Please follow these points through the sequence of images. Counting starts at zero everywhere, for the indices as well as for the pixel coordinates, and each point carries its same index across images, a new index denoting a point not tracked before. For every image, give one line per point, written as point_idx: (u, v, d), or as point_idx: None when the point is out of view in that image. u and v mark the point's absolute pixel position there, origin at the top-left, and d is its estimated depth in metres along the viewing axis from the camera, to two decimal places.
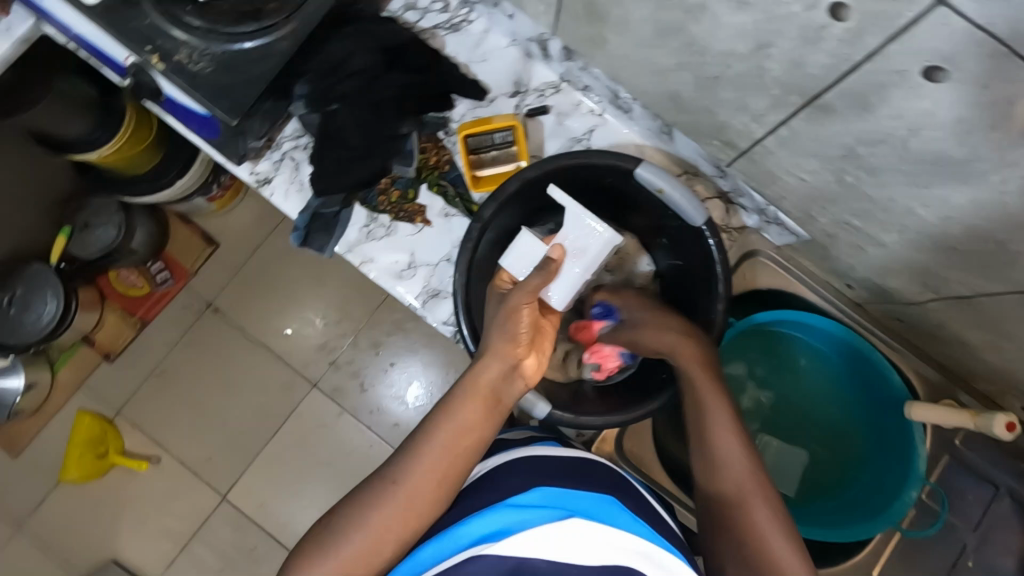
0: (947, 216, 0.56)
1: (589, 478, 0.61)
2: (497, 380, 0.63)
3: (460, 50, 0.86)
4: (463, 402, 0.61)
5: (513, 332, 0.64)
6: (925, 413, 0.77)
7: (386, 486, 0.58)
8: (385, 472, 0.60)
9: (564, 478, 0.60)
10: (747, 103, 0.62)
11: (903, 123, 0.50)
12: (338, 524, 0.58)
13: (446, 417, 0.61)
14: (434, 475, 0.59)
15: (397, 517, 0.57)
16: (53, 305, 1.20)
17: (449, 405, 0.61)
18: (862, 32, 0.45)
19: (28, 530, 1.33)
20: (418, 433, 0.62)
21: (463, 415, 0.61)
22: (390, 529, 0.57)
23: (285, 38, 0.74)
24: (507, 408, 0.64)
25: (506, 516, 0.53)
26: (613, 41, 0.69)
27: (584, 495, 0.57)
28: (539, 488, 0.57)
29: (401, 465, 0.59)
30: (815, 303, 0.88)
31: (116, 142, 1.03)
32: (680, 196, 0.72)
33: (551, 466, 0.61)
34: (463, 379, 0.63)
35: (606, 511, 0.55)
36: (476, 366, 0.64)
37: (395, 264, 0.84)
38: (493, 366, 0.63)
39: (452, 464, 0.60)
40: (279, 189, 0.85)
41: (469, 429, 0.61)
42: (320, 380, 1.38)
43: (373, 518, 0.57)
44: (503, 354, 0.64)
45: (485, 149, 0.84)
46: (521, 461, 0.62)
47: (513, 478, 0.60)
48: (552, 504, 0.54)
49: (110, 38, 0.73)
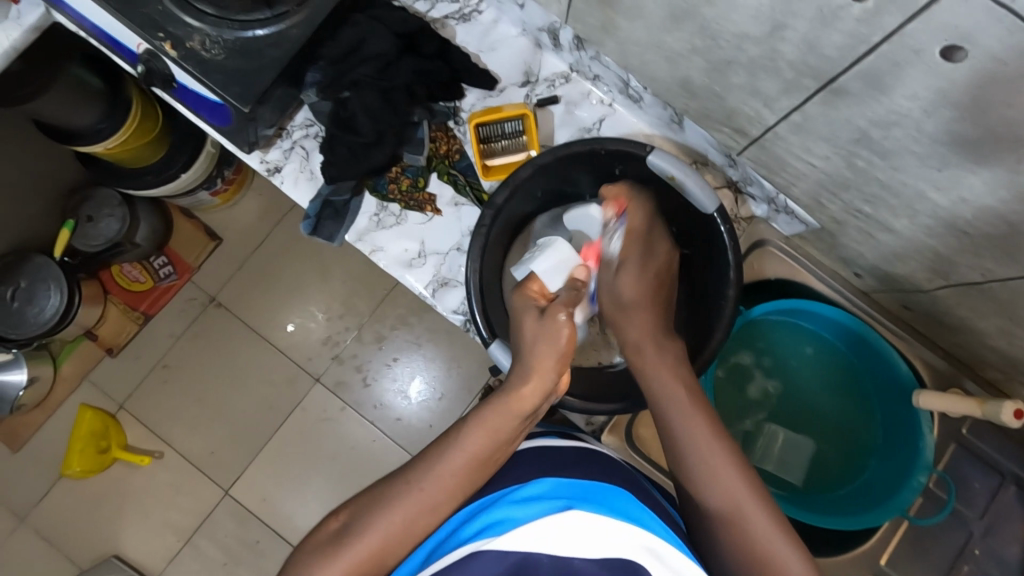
0: (959, 199, 0.56)
1: (595, 468, 0.61)
2: (536, 398, 0.61)
3: (470, 39, 0.86)
4: (498, 416, 0.60)
5: (555, 352, 0.62)
6: (933, 401, 0.78)
7: (407, 489, 0.58)
8: (405, 473, 0.60)
9: (569, 468, 0.60)
10: (760, 87, 0.62)
11: (918, 103, 0.51)
12: (352, 524, 0.57)
13: (479, 427, 0.60)
14: (459, 481, 0.59)
15: (416, 522, 0.57)
16: (57, 297, 1.20)
17: (484, 418, 0.60)
18: (880, 12, 0.45)
19: (32, 524, 1.33)
20: (445, 438, 0.61)
21: (494, 427, 0.60)
22: (409, 531, 0.57)
23: (297, 25, 0.74)
24: (534, 418, 0.64)
25: (507, 510, 0.53)
26: (624, 27, 0.70)
27: (588, 487, 0.56)
28: (538, 480, 0.57)
29: (425, 469, 0.59)
30: (820, 292, 0.89)
31: (122, 133, 1.04)
32: (693, 183, 0.72)
33: (558, 459, 0.62)
34: (503, 393, 0.61)
35: (606, 500, 0.55)
36: (515, 380, 0.62)
37: (405, 252, 0.84)
38: (531, 385, 0.61)
39: (477, 472, 0.60)
40: (289, 177, 0.85)
41: (501, 443, 0.61)
42: (323, 375, 1.38)
43: (392, 520, 0.57)
44: (544, 374, 0.61)
45: (495, 138, 0.84)
46: (535, 457, 0.63)
47: (519, 469, 0.61)
48: (553, 497, 0.54)
49: (121, 25, 0.73)
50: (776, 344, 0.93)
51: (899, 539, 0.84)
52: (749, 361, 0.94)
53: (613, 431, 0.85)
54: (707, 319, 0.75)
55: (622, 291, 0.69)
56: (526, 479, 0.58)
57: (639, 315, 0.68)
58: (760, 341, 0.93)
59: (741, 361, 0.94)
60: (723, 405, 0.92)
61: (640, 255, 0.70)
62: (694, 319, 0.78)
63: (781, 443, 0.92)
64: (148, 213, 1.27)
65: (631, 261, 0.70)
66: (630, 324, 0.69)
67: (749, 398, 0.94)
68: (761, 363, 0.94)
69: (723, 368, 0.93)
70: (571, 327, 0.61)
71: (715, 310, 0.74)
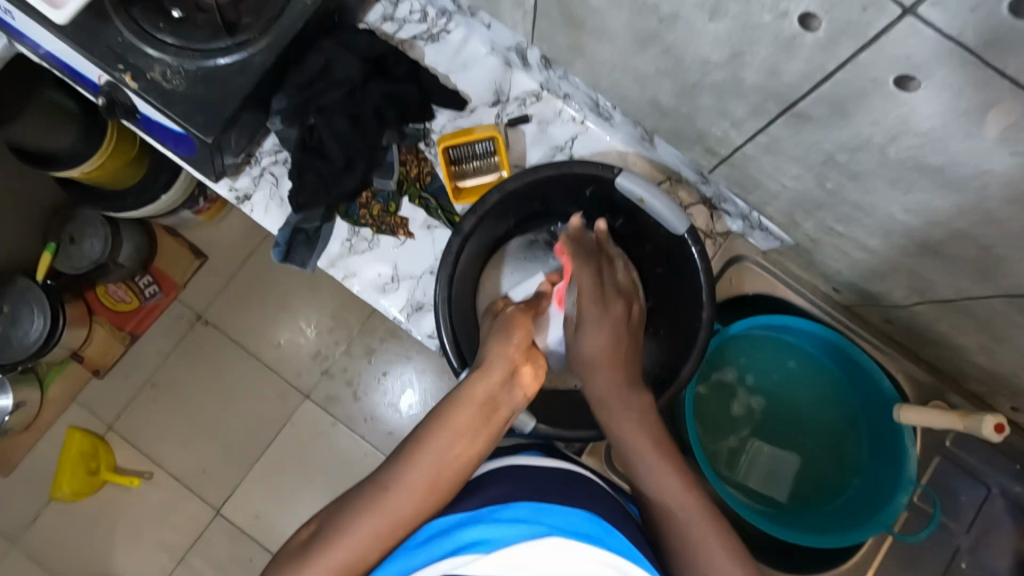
0: (929, 219, 0.56)
1: (579, 494, 0.59)
2: (495, 390, 0.62)
3: (440, 60, 0.85)
4: (457, 411, 0.60)
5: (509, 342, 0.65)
6: (913, 415, 0.77)
7: (374, 497, 0.57)
8: (376, 480, 0.58)
9: (553, 492, 0.58)
10: (726, 110, 0.61)
11: (881, 130, 0.50)
12: (324, 532, 0.56)
13: (439, 425, 0.60)
14: (423, 483, 0.57)
15: (383, 527, 0.55)
16: (40, 321, 1.18)
17: (443, 412, 0.60)
18: (834, 41, 0.45)
19: (23, 547, 1.32)
20: (410, 442, 0.60)
21: (457, 418, 0.60)
22: (375, 539, 0.55)
23: (260, 53, 0.73)
24: (506, 418, 0.63)
25: (482, 530, 0.51)
26: (591, 49, 0.69)
27: (566, 511, 0.54)
28: (521, 503, 0.54)
29: (390, 474, 0.58)
30: (802, 306, 0.88)
31: (98, 158, 1.01)
32: (663, 206, 0.72)
33: (540, 480, 0.60)
34: (463, 385, 0.62)
35: (589, 525, 0.53)
36: (476, 374, 0.63)
37: (379, 277, 0.83)
38: (494, 374, 0.63)
39: (442, 474, 0.58)
40: (259, 205, 0.84)
41: (461, 438, 0.59)
42: (314, 390, 1.37)
43: (363, 523, 0.55)
44: (501, 364, 0.63)
45: (467, 159, 0.83)
46: (515, 475, 0.61)
47: (497, 486, 0.59)
48: (530, 519, 0.52)
49: (81, 57, 0.72)
50: (758, 359, 0.92)
51: (885, 554, 0.83)
52: (731, 378, 0.93)
53: (594, 453, 0.84)
54: (684, 341, 0.75)
55: (583, 349, 0.68)
56: (508, 498, 0.55)
57: (607, 368, 0.67)
58: (741, 356, 0.92)
59: (724, 377, 0.93)
60: (705, 421, 0.92)
61: (596, 312, 0.69)
62: (673, 340, 0.78)
63: (764, 460, 0.91)
64: (131, 234, 1.26)
65: (600, 322, 0.69)
66: (592, 381, 0.68)
67: (732, 415, 0.93)
68: (744, 380, 0.93)
69: (704, 385, 0.92)
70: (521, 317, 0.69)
71: (691, 333, 0.74)
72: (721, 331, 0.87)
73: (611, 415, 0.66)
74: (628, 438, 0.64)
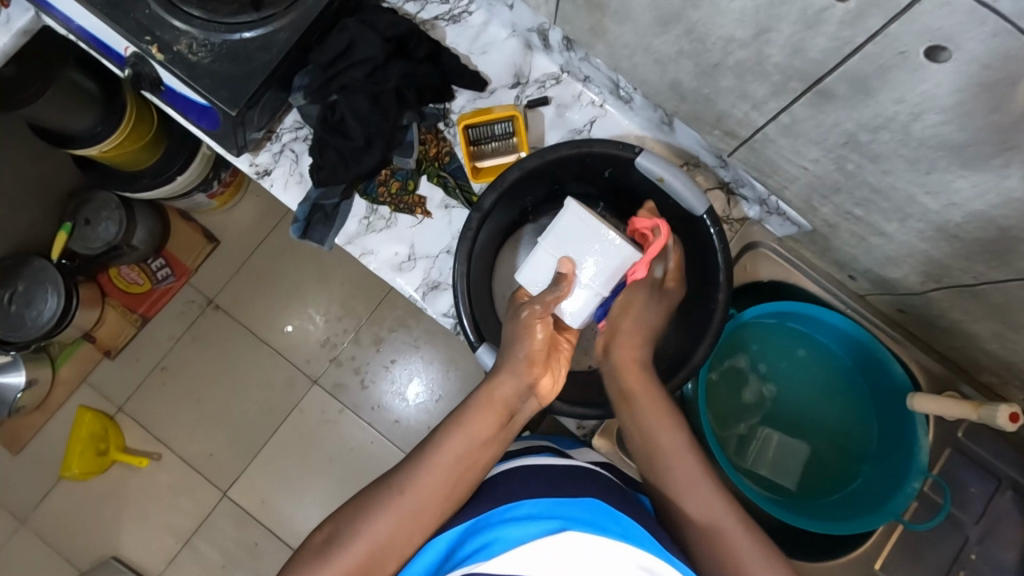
0: (950, 203, 0.56)
1: (595, 488, 0.59)
2: (512, 397, 0.65)
3: (460, 42, 0.86)
4: (478, 415, 0.63)
5: (527, 350, 0.66)
6: (927, 404, 0.76)
7: (391, 497, 0.58)
8: (393, 480, 0.60)
9: (568, 486, 0.58)
10: (748, 90, 0.62)
11: (905, 107, 0.50)
12: (339, 532, 0.57)
13: (462, 428, 0.62)
14: (443, 485, 0.59)
15: (403, 527, 0.57)
16: (54, 301, 1.19)
17: (464, 417, 0.63)
18: (863, 14, 0.45)
19: (30, 526, 1.33)
20: (428, 442, 0.62)
21: (478, 422, 0.62)
22: (396, 539, 0.57)
23: (284, 29, 0.74)
24: (518, 423, 0.66)
25: (498, 530, 0.52)
26: (613, 30, 0.69)
27: (581, 505, 0.54)
28: (535, 499, 0.55)
29: (408, 474, 0.60)
30: (816, 294, 0.88)
31: (116, 137, 1.03)
32: (681, 183, 0.73)
33: (554, 475, 0.60)
34: (480, 391, 0.65)
35: (602, 518, 0.53)
36: (491, 379, 0.65)
37: (395, 256, 0.84)
38: (511, 382, 0.65)
39: (461, 477, 0.60)
40: (278, 181, 0.85)
41: (484, 443, 0.62)
42: (321, 376, 1.37)
43: (378, 530, 0.56)
44: (518, 372, 0.65)
45: (485, 140, 0.84)
46: (532, 472, 0.60)
47: (511, 483, 0.59)
48: (544, 515, 0.52)
49: (109, 29, 0.73)
50: (770, 347, 0.93)
51: (893, 543, 0.84)
52: (745, 364, 0.92)
53: (604, 435, 0.84)
54: (699, 323, 0.75)
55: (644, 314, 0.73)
56: (520, 496, 0.56)
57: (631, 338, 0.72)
58: (753, 344, 0.92)
59: (735, 364, 0.93)
60: (715, 409, 0.92)
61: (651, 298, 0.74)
62: (688, 323, 0.78)
63: (775, 447, 0.91)
64: (145, 215, 1.27)
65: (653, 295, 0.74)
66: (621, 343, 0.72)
67: (744, 402, 0.93)
68: (756, 368, 0.93)
69: (717, 371, 0.92)
70: (543, 321, 0.66)
71: (708, 314, 0.74)
72: (733, 316, 0.87)
73: (639, 392, 0.69)
74: (649, 425, 0.67)
